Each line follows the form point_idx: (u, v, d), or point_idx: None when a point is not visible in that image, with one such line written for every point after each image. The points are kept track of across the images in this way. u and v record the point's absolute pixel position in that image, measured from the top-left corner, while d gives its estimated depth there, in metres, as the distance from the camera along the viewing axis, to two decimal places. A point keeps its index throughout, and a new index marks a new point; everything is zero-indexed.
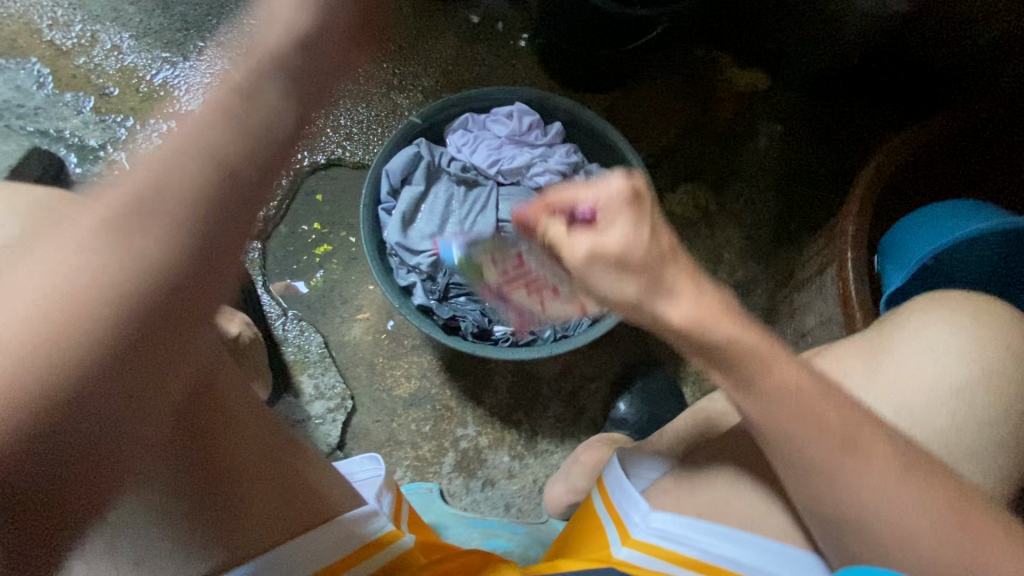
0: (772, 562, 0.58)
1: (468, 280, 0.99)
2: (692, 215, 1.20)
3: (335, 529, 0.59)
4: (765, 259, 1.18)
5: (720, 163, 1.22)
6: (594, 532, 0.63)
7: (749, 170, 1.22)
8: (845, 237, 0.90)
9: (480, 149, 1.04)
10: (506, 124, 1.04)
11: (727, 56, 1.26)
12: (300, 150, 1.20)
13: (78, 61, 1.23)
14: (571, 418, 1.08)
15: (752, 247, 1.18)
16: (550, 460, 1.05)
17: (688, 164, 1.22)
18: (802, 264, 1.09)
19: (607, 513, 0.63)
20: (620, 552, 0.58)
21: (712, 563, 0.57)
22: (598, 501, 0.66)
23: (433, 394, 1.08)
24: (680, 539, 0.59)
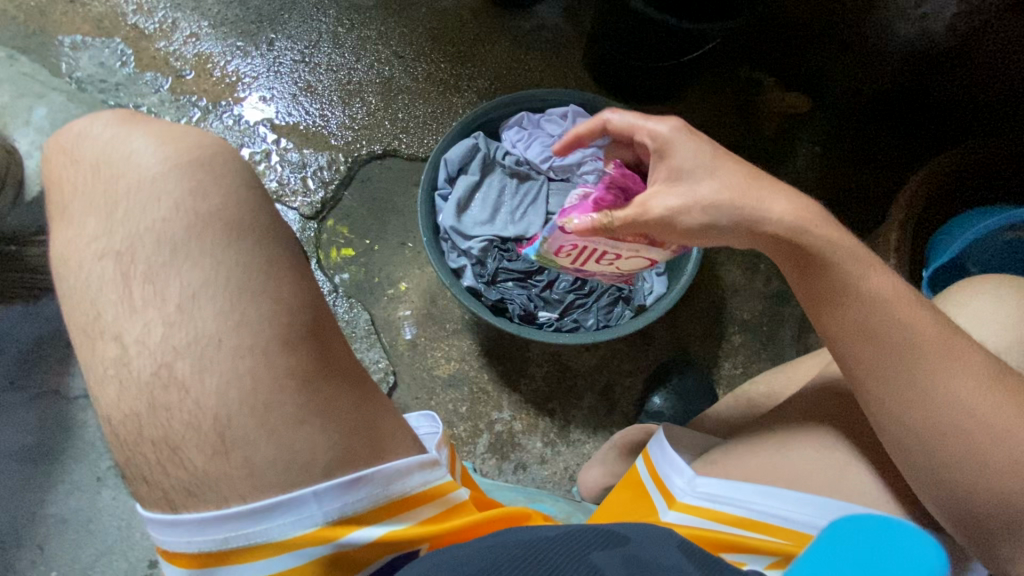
0: (824, 515, 0.60)
1: (516, 266, 1.03)
2: None
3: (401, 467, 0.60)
4: None
5: None
6: (640, 498, 0.68)
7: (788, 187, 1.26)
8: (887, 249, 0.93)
9: (534, 145, 1.08)
10: (560, 124, 1.08)
11: (770, 79, 1.31)
12: (359, 140, 1.26)
13: (159, 45, 1.32)
14: (605, 411, 1.10)
15: None
16: (581, 449, 1.08)
17: None
18: None
19: (651, 479, 0.67)
20: (667, 516, 0.63)
21: (761, 520, 0.61)
22: (642, 465, 0.70)
23: (472, 376, 1.11)
24: (726, 500, 0.62)
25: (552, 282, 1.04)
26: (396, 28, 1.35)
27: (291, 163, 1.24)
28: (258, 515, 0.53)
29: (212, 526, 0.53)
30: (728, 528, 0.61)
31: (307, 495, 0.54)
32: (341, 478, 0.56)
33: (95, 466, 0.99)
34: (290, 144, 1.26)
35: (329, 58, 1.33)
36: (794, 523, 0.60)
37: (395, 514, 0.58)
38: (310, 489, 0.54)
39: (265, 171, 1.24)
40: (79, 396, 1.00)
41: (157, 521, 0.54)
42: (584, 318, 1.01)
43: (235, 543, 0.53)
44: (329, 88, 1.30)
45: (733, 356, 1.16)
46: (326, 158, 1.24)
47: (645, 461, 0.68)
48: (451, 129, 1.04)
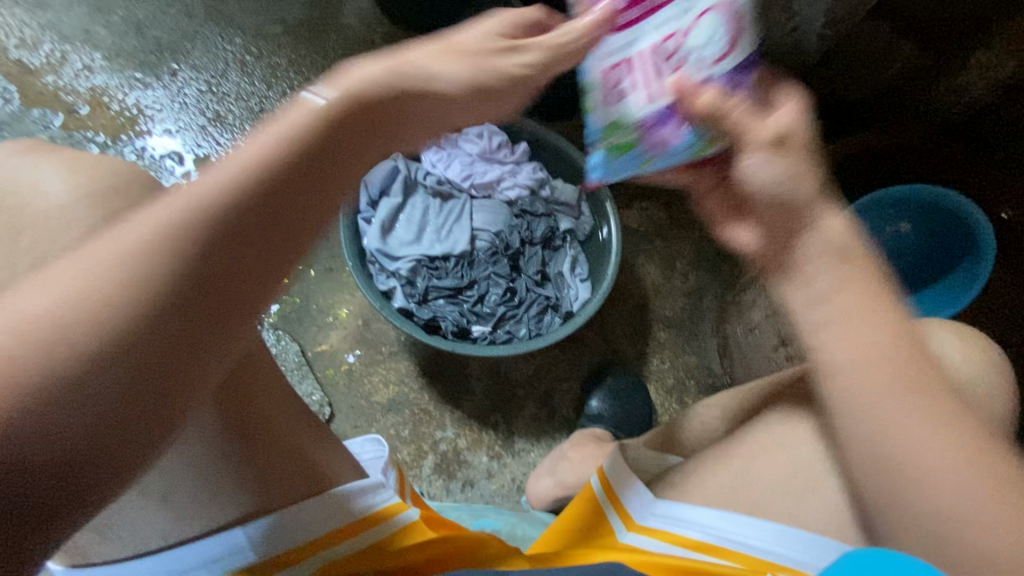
0: (781, 540, 0.59)
1: (446, 283, 1.04)
2: (648, 229, 1.31)
3: (333, 499, 0.58)
4: (714, 268, 1.29)
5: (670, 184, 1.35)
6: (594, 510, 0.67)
7: None
8: None
9: (454, 165, 1.12)
10: (478, 143, 1.12)
11: None
12: None
13: (47, 79, 1.24)
14: (545, 418, 1.12)
15: (703, 257, 1.30)
16: (527, 458, 1.09)
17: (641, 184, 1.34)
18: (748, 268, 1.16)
19: (608, 497, 0.67)
20: (625, 538, 0.64)
21: (718, 544, 0.61)
22: (596, 481, 0.69)
23: (411, 398, 1.10)
24: (686, 524, 0.63)
25: (482, 296, 1.05)
26: (307, 54, 1.33)
27: None
28: (177, 561, 0.53)
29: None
30: (685, 552, 0.61)
31: (228, 538, 0.54)
32: (262, 519, 0.55)
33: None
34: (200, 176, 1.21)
35: (238, 86, 1.29)
36: (752, 549, 0.59)
37: (318, 555, 0.56)
38: (229, 535, 0.54)
39: None
40: None
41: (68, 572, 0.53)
42: (516, 328, 1.03)
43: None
44: (240, 117, 1.27)
45: (661, 352, 1.22)
46: None
47: (600, 475, 0.69)
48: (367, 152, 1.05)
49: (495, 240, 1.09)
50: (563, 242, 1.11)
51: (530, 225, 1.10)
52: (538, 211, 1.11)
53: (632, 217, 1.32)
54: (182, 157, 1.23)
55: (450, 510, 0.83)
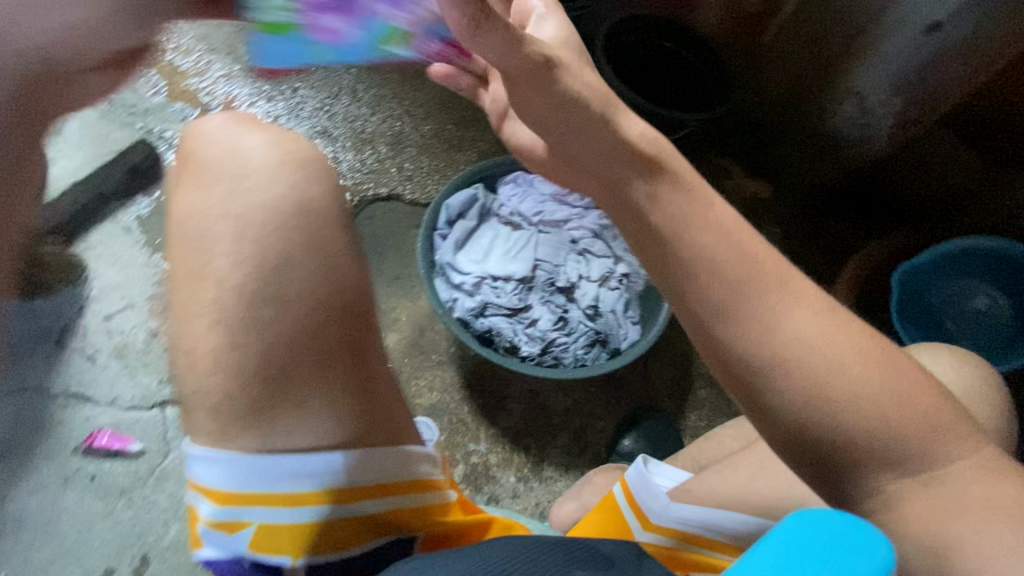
0: None
1: (506, 303, 1.10)
2: None
3: (405, 455, 0.62)
4: None
5: None
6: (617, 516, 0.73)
7: None
8: None
9: (528, 200, 1.23)
10: (552, 185, 1.25)
11: (736, 166, 1.50)
12: (366, 182, 1.38)
13: (190, 81, 1.42)
14: (576, 451, 1.15)
15: None
16: (553, 487, 1.11)
17: None
18: None
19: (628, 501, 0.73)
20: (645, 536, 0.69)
21: (732, 543, 0.66)
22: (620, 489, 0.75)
23: (452, 407, 1.15)
24: (703, 523, 0.68)
25: (535, 320, 1.10)
26: (410, 91, 1.51)
27: None
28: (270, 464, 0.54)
29: (241, 463, 0.54)
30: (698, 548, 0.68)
31: (315, 458, 0.56)
32: (349, 450, 0.57)
33: (158, 373, 1.04)
34: None
35: (347, 109, 1.47)
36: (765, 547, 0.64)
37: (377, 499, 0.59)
38: (332, 455, 0.56)
39: None
40: (59, 392, 0.99)
41: (188, 452, 0.56)
42: (563, 355, 1.08)
43: (253, 488, 0.55)
44: (344, 135, 1.43)
45: (697, 408, 1.24)
46: None
47: (622, 484, 0.75)
48: (453, 178, 1.18)
49: (554, 272, 1.16)
50: (617, 283, 1.16)
51: (589, 265, 1.18)
52: (598, 252, 1.20)
53: None
54: None
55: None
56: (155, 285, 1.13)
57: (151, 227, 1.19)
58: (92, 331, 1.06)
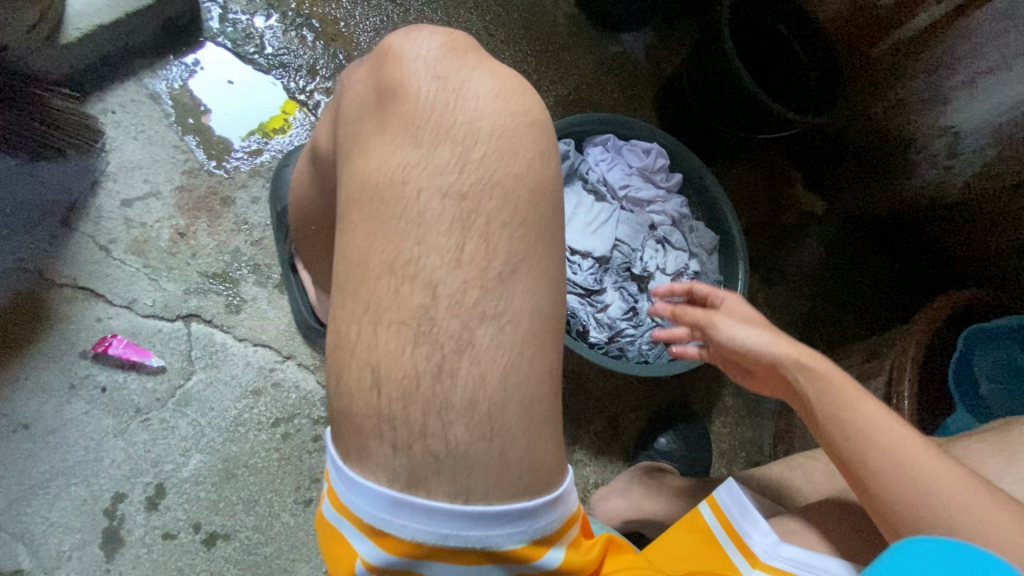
0: None
1: (582, 283, 1.02)
2: None
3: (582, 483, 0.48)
4: None
5: (773, 260, 1.42)
6: (711, 546, 0.66)
7: (793, 276, 1.41)
8: (904, 356, 1.01)
9: (616, 171, 1.14)
10: (642, 159, 1.16)
11: (799, 177, 1.48)
12: None
13: None
14: (608, 439, 1.13)
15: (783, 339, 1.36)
16: (581, 470, 1.09)
17: (750, 253, 1.41)
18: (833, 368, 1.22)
19: (725, 530, 0.66)
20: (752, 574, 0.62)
21: None
22: (709, 512, 0.69)
23: None
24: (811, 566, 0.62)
25: (607, 305, 1.04)
26: (493, 7, 1.32)
27: None
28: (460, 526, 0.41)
29: (440, 513, 0.41)
30: None
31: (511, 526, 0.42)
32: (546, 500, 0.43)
33: (184, 281, 0.91)
34: None
35: (421, 9, 1.26)
36: None
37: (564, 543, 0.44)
38: (544, 497, 0.43)
39: None
40: (66, 283, 0.85)
41: (358, 482, 0.41)
42: (628, 347, 1.03)
43: (451, 543, 0.41)
44: None
45: (724, 415, 1.24)
46: None
47: (717, 510, 0.68)
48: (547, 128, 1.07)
49: (631, 257, 1.09)
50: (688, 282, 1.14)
51: (665, 257, 1.13)
52: (675, 244, 1.15)
53: None
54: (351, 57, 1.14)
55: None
56: (187, 176, 0.96)
57: (186, 104, 1.00)
58: (107, 216, 0.90)
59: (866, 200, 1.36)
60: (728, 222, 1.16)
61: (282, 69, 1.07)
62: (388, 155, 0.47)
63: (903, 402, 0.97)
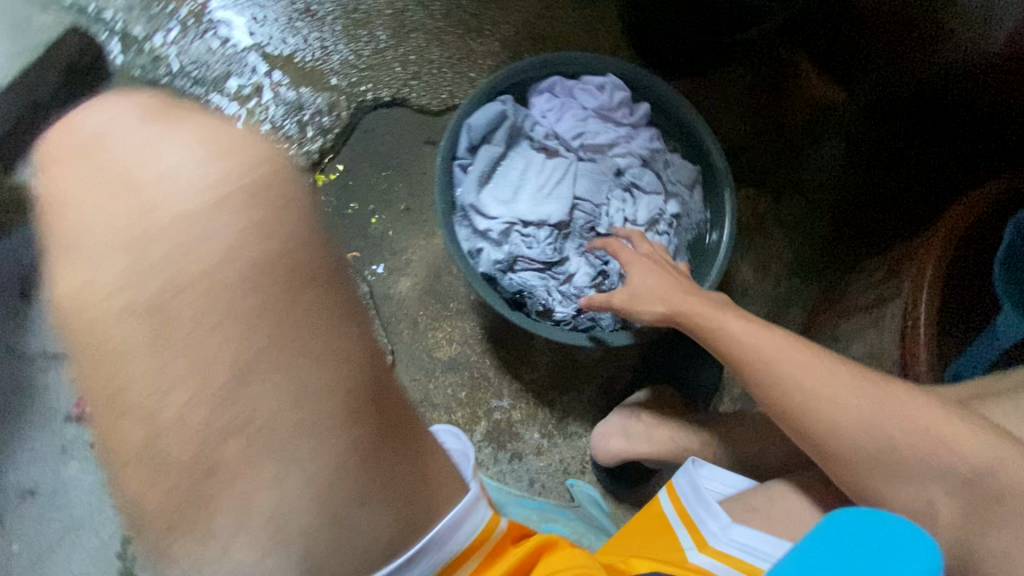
0: None
1: (538, 256, 0.94)
2: (749, 221, 1.25)
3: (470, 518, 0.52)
4: (810, 277, 1.22)
5: (781, 172, 1.24)
6: (665, 533, 0.66)
7: (808, 186, 1.24)
8: (922, 277, 0.86)
9: (567, 118, 1.02)
10: (596, 96, 1.02)
11: (807, 63, 1.24)
12: (363, 81, 1.11)
13: None
14: (604, 406, 1.08)
15: (799, 260, 1.23)
16: (578, 443, 1.06)
17: (753, 170, 1.25)
18: (851, 291, 1.09)
19: (678, 515, 0.67)
20: (697, 558, 0.61)
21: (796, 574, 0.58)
22: (666, 498, 0.70)
23: (472, 361, 1.06)
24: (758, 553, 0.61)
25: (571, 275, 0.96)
26: None
27: (287, 104, 1.08)
28: None
29: None
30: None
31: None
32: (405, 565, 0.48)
33: None
34: (285, 79, 1.08)
35: None
36: None
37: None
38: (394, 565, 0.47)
39: (255, 109, 1.07)
40: (38, 354, 0.90)
41: None
42: (601, 317, 0.95)
43: None
44: (332, 13, 1.12)
45: None
46: (326, 99, 1.09)
47: (673, 496, 0.69)
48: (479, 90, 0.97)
49: (595, 214, 0.99)
50: (667, 227, 1.03)
51: (637, 205, 1.02)
52: (647, 187, 1.03)
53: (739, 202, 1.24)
54: (266, 55, 1.08)
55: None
56: None
57: None
58: None
59: (885, 78, 1.10)
60: (709, 149, 1.02)
61: (199, 84, 1.05)
62: (73, 279, 0.37)
63: (919, 327, 0.85)
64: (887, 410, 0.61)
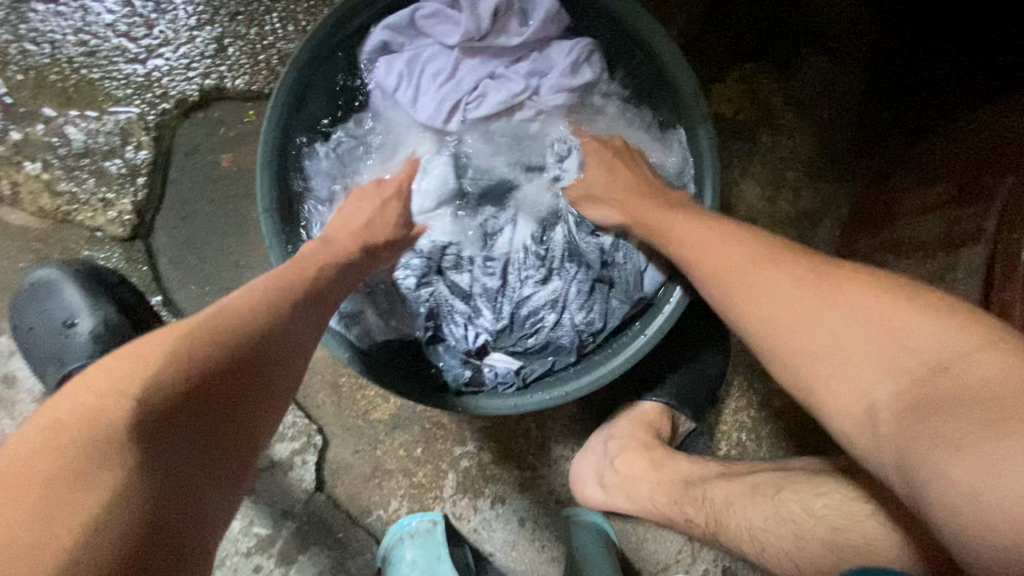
0: None
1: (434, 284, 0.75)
2: (750, 115, 0.89)
3: None
4: (841, 174, 0.91)
5: (786, 28, 0.89)
6: None
7: (828, 36, 0.89)
8: None
9: (429, 74, 0.73)
10: (457, 26, 0.70)
11: None
12: (152, 84, 0.77)
13: None
14: (589, 419, 0.89)
15: (824, 153, 0.90)
16: (566, 467, 0.90)
17: (747, 33, 0.88)
18: (902, 194, 0.77)
19: None
20: None
21: None
22: None
23: (419, 411, 0.88)
24: None
25: (503, 276, 0.76)
26: None
27: (64, 153, 0.77)
28: None
29: None
30: None
31: None
32: None
33: None
34: (48, 119, 0.77)
35: None
36: None
37: None
38: None
39: (24, 175, 0.77)
40: None
41: None
42: (555, 328, 0.74)
43: None
44: None
45: None
46: (115, 130, 0.77)
47: None
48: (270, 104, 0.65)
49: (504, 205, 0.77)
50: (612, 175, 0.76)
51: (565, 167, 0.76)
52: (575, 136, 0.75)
53: (723, 102, 0.89)
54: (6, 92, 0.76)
55: (417, 559, 0.82)
56: None
57: None
58: None
59: None
60: (652, 47, 0.68)
61: None
62: None
63: (1016, 306, 0.54)
64: (873, 320, 0.46)
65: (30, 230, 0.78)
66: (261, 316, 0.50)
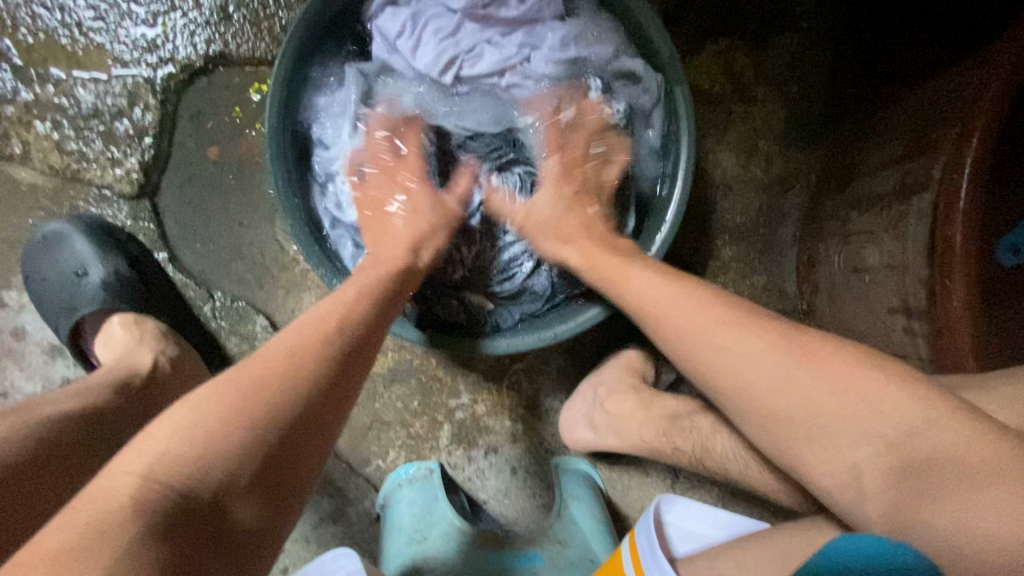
0: None
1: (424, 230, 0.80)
2: (725, 87, 0.96)
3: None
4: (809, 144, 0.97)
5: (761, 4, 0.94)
6: None
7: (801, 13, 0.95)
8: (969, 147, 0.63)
9: (431, 28, 0.77)
10: None
11: None
12: (158, 48, 0.81)
13: None
14: (577, 372, 0.95)
15: (794, 124, 0.96)
16: (556, 419, 0.95)
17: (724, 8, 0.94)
18: (861, 161, 0.83)
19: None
20: None
21: None
22: (627, 552, 0.63)
23: (416, 365, 0.92)
24: None
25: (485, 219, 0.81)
26: None
27: (74, 114, 0.80)
28: None
29: None
30: None
31: None
32: None
33: None
34: (58, 81, 0.80)
35: None
36: None
37: None
38: None
39: (35, 134, 0.80)
40: None
41: None
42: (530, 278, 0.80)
43: None
44: None
45: (722, 277, 0.97)
46: (123, 92, 0.81)
47: (633, 555, 0.62)
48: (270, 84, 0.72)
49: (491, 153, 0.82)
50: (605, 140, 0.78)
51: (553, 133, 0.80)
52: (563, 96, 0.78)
53: (700, 74, 0.95)
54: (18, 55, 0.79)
55: (415, 499, 0.84)
56: None
57: None
58: None
59: None
60: (640, 22, 0.74)
61: None
62: None
63: (955, 244, 0.64)
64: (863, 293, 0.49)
65: (40, 187, 0.81)
66: (307, 377, 0.49)
